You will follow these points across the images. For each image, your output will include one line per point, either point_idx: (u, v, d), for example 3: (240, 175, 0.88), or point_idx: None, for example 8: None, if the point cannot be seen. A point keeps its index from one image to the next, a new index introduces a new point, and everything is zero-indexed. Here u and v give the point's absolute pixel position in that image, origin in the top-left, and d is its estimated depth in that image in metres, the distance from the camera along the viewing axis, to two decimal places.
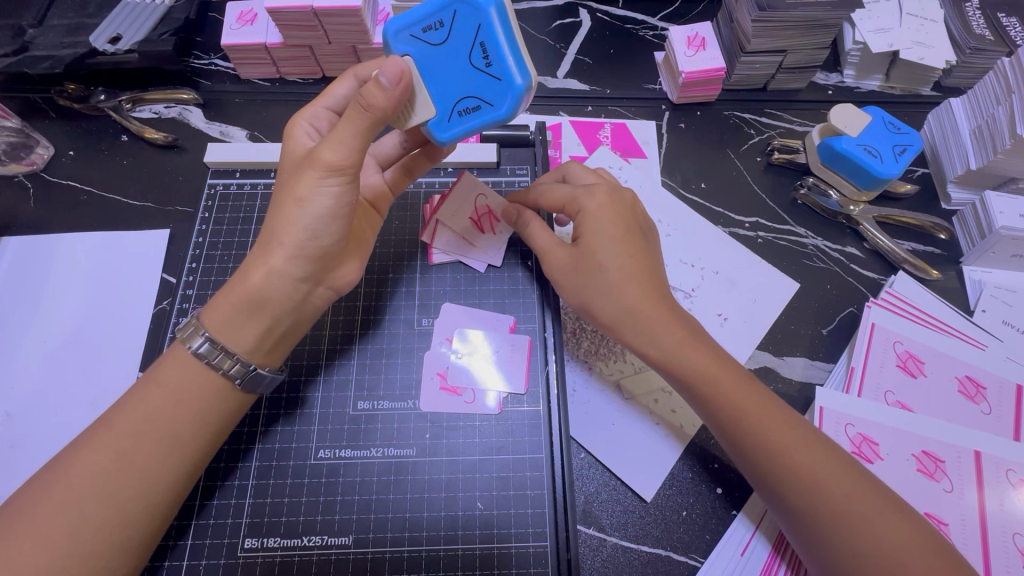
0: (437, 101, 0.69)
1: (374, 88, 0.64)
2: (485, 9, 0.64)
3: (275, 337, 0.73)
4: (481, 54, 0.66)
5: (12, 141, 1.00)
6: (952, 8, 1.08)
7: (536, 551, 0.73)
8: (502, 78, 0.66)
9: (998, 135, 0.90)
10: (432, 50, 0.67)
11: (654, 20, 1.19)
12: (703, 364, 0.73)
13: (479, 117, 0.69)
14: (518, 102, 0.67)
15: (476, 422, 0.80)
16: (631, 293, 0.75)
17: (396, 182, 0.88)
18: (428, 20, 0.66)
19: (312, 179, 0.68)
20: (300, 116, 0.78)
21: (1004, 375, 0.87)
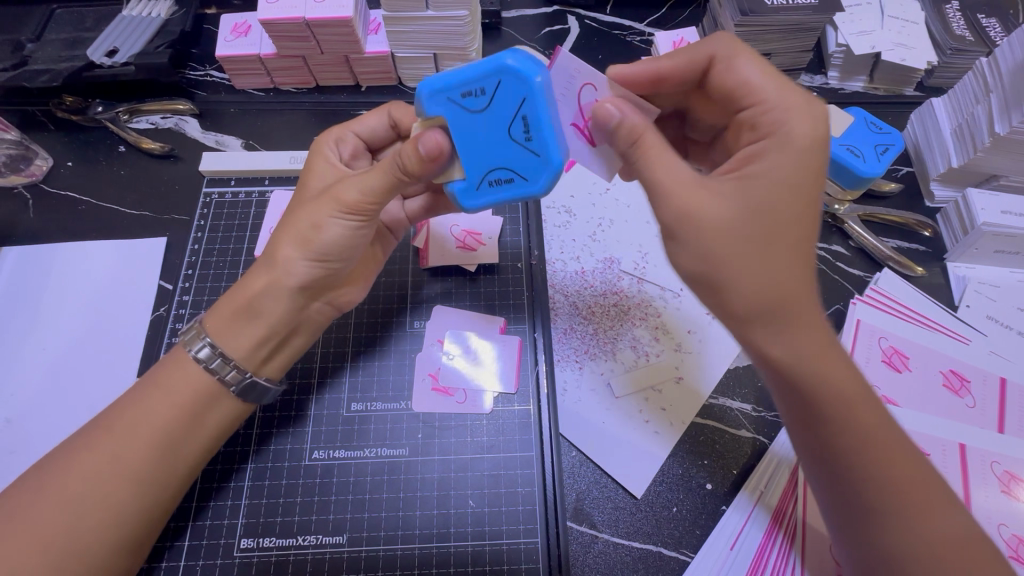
0: (468, 169, 0.65)
1: (409, 154, 0.62)
2: (533, 84, 0.60)
3: (274, 346, 0.74)
4: (522, 127, 0.62)
5: (12, 152, 1.03)
6: (932, 10, 1.10)
7: (527, 547, 0.75)
8: (542, 154, 0.62)
9: (977, 134, 0.92)
10: (468, 116, 0.63)
11: (642, 26, 1.21)
12: (843, 382, 0.61)
13: (510, 189, 0.66)
14: (555, 179, 0.64)
15: (469, 420, 0.82)
16: (790, 279, 0.59)
17: (416, 217, 0.89)
18: (470, 86, 0.61)
19: (329, 211, 0.70)
20: (325, 139, 0.81)
21: (988, 368, 0.88)
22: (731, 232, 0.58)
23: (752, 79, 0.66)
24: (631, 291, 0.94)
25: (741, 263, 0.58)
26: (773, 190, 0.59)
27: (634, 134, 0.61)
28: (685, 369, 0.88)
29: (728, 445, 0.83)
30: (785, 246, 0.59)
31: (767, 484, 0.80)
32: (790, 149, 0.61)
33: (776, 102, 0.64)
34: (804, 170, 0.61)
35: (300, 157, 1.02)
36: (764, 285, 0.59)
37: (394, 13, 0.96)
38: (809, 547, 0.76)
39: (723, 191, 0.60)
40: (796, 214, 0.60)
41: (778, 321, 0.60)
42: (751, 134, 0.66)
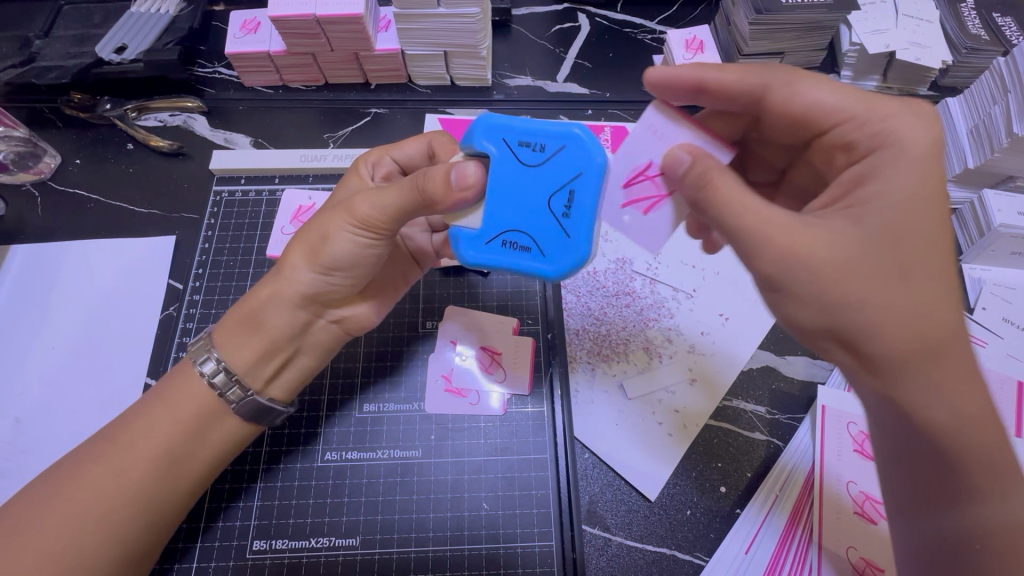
0: (486, 218, 0.63)
1: (435, 179, 0.60)
2: (594, 169, 0.60)
3: (277, 362, 0.73)
4: (563, 200, 0.60)
5: (20, 150, 1.03)
6: (947, 9, 1.09)
7: (542, 550, 0.74)
8: (572, 237, 0.60)
9: (995, 134, 0.91)
10: (516, 165, 0.62)
11: (653, 24, 1.20)
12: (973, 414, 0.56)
13: (522, 258, 0.62)
14: (571, 268, 0.61)
15: (482, 422, 0.81)
16: (928, 314, 0.54)
17: (442, 249, 0.84)
18: (533, 139, 0.61)
19: (342, 223, 0.68)
20: (367, 158, 0.82)
21: (1005, 371, 0.88)
22: (850, 271, 0.53)
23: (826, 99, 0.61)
24: (643, 293, 0.93)
25: (871, 299, 0.53)
26: (894, 212, 0.55)
27: (705, 175, 0.55)
28: (699, 370, 0.87)
29: (742, 447, 0.82)
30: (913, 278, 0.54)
31: (783, 487, 0.79)
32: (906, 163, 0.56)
33: (866, 114, 0.59)
34: (923, 200, 0.55)
35: (310, 155, 1.01)
36: (890, 323, 0.54)
37: (405, 11, 0.95)
38: (828, 551, 0.75)
39: (829, 224, 0.55)
40: (916, 243, 0.54)
41: (913, 369, 0.55)
42: (846, 156, 0.61)
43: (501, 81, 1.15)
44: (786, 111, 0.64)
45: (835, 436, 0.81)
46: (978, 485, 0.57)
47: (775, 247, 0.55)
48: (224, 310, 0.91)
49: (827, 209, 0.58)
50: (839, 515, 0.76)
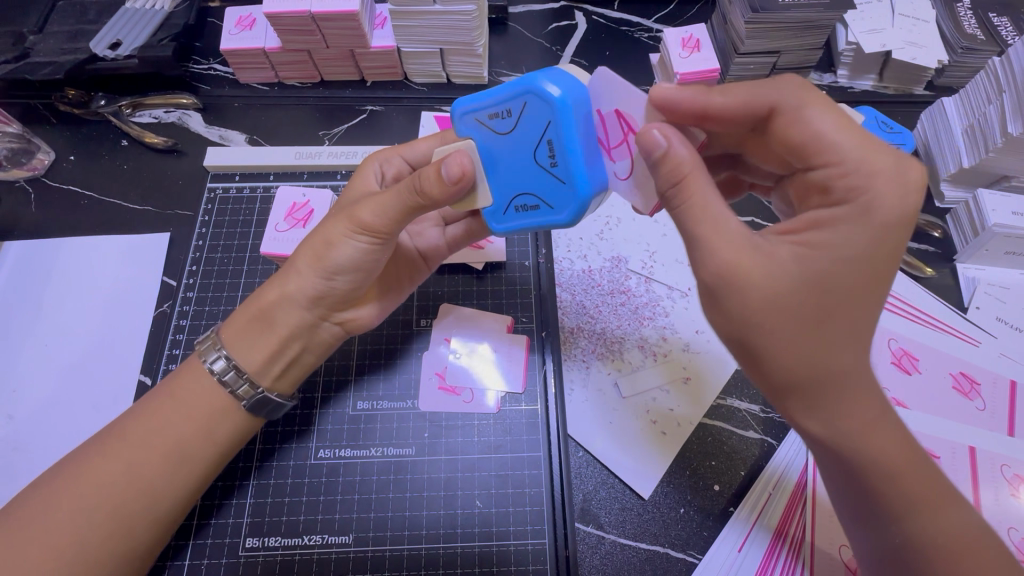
0: (496, 193, 0.67)
1: (429, 179, 0.61)
2: (559, 107, 0.57)
3: (285, 362, 0.73)
4: (546, 153, 0.60)
5: (13, 146, 1.02)
6: (944, 8, 1.09)
7: (535, 548, 0.74)
8: (567, 182, 0.60)
9: (989, 134, 0.91)
10: (497, 136, 0.63)
11: (650, 23, 1.20)
12: (889, 448, 0.57)
13: (538, 215, 0.64)
14: (580, 212, 0.61)
15: (475, 421, 0.81)
16: (844, 358, 0.55)
17: (454, 242, 0.86)
18: (498, 108, 0.61)
19: (344, 228, 0.68)
20: (375, 159, 0.82)
21: (998, 371, 0.88)
22: (780, 302, 0.53)
23: (827, 132, 0.54)
24: (638, 291, 0.93)
25: (785, 335, 0.54)
26: (837, 263, 0.53)
27: (678, 174, 0.54)
28: (693, 369, 0.87)
29: (736, 446, 0.82)
30: (841, 323, 0.54)
31: (776, 485, 0.80)
32: (869, 219, 0.53)
33: (856, 164, 0.54)
34: (877, 249, 0.54)
35: (305, 153, 1.01)
36: (810, 358, 0.55)
37: (401, 8, 0.95)
38: (819, 549, 0.76)
39: (774, 254, 0.54)
40: (856, 284, 0.54)
41: (822, 395, 0.56)
42: (821, 199, 0.57)
43: (497, 79, 1.14)
44: (785, 139, 0.57)
45: None
46: (890, 510, 0.58)
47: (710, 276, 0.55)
48: (217, 307, 0.91)
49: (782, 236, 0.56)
50: (830, 514, 0.77)
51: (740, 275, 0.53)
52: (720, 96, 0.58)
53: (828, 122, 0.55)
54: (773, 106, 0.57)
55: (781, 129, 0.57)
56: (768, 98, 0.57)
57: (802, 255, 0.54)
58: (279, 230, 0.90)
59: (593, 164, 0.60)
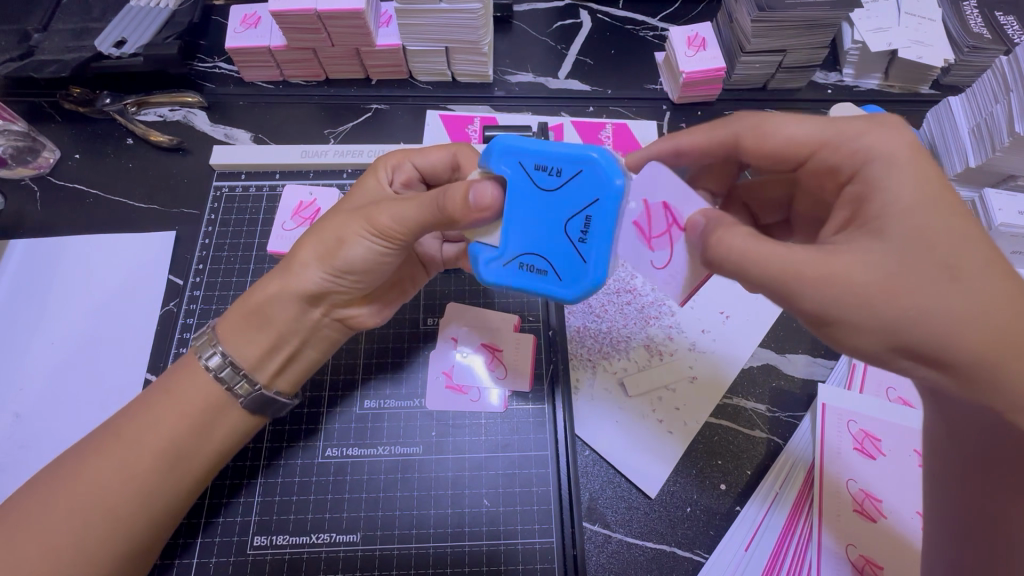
0: (504, 240, 0.63)
1: (456, 198, 0.60)
2: (613, 197, 0.58)
3: (282, 357, 0.72)
4: (580, 225, 0.59)
5: (18, 145, 1.01)
6: (950, 8, 1.09)
7: (542, 547, 0.74)
8: (588, 263, 0.60)
9: (996, 133, 0.91)
10: (531, 189, 0.61)
11: (655, 21, 1.20)
12: None
13: (541, 280, 0.62)
14: (591, 289, 0.60)
15: (482, 419, 0.81)
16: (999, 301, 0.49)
17: (451, 260, 0.84)
18: (547, 161, 0.59)
19: (359, 228, 0.68)
20: (389, 159, 0.80)
21: None
22: (897, 288, 0.49)
23: (796, 133, 0.61)
24: (644, 291, 0.93)
25: (931, 308, 0.49)
26: (916, 217, 0.51)
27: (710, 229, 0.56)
28: (699, 369, 0.87)
29: (742, 445, 0.82)
30: (968, 262, 0.50)
31: (783, 482, 0.80)
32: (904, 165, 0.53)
33: (839, 135, 0.58)
34: (928, 182, 0.52)
35: (310, 151, 1.01)
36: (976, 326, 0.49)
37: (407, 6, 0.95)
38: (828, 548, 0.75)
39: (862, 248, 0.51)
40: (946, 223, 0.51)
41: (996, 361, 0.49)
42: (837, 181, 0.59)
43: (502, 77, 1.14)
44: (761, 149, 0.64)
45: (836, 434, 0.81)
46: None
47: (817, 303, 0.51)
48: (224, 305, 0.91)
49: (844, 232, 0.55)
50: (839, 513, 0.77)
51: (845, 277, 0.50)
52: (687, 134, 0.68)
53: (794, 127, 0.61)
54: (732, 138, 0.65)
55: (754, 144, 0.64)
56: (725, 130, 0.66)
57: (881, 236, 0.51)
58: (286, 230, 0.90)
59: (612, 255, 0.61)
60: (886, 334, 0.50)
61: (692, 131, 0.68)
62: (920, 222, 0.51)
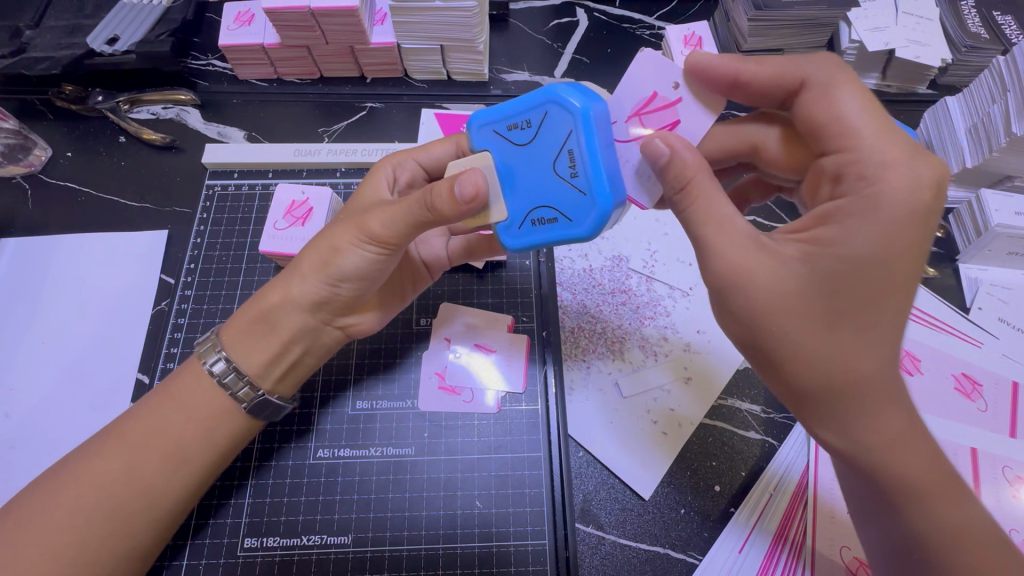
0: (513, 204, 0.64)
1: (443, 195, 0.59)
2: (583, 117, 0.59)
3: (287, 362, 0.72)
4: (567, 163, 0.60)
5: (10, 142, 1.01)
6: (948, 7, 1.08)
7: (535, 549, 0.74)
8: (588, 192, 0.59)
9: (993, 134, 0.91)
10: (512, 148, 0.64)
11: (651, 19, 1.19)
12: (914, 464, 0.55)
13: (554, 229, 0.62)
14: (601, 222, 0.60)
15: (476, 420, 0.81)
16: (858, 358, 0.54)
17: (456, 256, 0.86)
18: (517, 119, 0.62)
19: (351, 237, 0.67)
20: (386, 161, 0.79)
21: (1000, 371, 0.88)
22: (782, 301, 0.55)
23: (849, 116, 0.55)
24: (639, 291, 0.93)
25: (794, 331, 0.55)
26: (845, 260, 0.53)
27: (682, 179, 0.58)
28: (694, 370, 0.86)
29: (736, 447, 0.82)
30: (856, 319, 0.54)
31: (777, 486, 0.79)
32: (879, 216, 0.53)
33: (869, 154, 0.54)
34: (887, 242, 0.53)
35: (304, 149, 1.00)
36: (822, 363, 0.55)
37: (402, 4, 0.94)
38: (819, 553, 0.75)
39: (780, 254, 0.56)
40: (872, 285, 0.53)
41: (824, 399, 0.56)
42: (833, 187, 0.56)
43: (498, 76, 1.14)
44: (810, 116, 0.58)
45: None
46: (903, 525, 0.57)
47: (713, 277, 0.57)
48: (216, 305, 0.90)
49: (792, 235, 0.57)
50: (831, 517, 0.77)
51: (742, 271, 0.56)
52: (755, 65, 0.61)
53: (852, 106, 0.55)
54: (803, 81, 0.59)
55: (807, 104, 0.58)
56: (799, 73, 0.59)
57: (807, 253, 0.55)
58: (278, 229, 0.88)
59: (613, 175, 0.60)
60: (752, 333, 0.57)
61: (763, 62, 0.61)
62: (846, 269, 0.53)
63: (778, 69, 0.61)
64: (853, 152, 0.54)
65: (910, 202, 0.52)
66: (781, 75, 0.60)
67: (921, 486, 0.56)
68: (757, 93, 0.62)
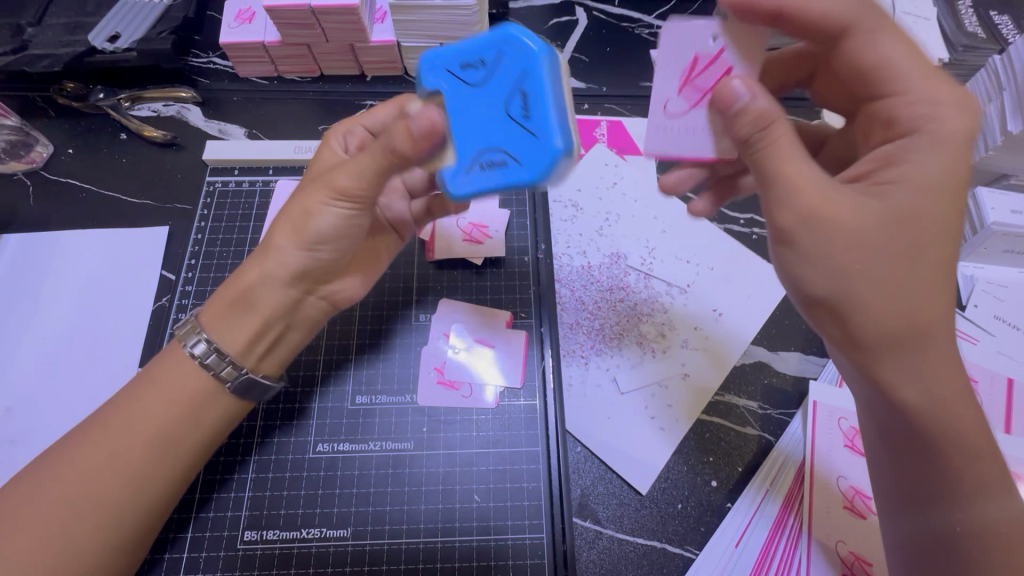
0: (462, 146, 0.63)
1: (401, 135, 0.59)
2: (536, 58, 0.59)
3: (268, 341, 0.72)
4: (519, 105, 0.59)
5: (13, 139, 1.02)
6: (945, 7, 1.09)
7: (532, 542, 0.74)
8: (538, 134, 0.58)
9: (989, 133, 0.91)
10: (465, 89, 0.63)
11: (650, 19, 1.20)
12: (965, 409, 0.59)
13: (503, 173, 0.61)
14: (551, 163, 0.58)
15: (473, 415, 0.81)
16: (921, 300, 0.57)
17: (420, 216, 0.87)
18: (471, 57, 0.63)
19: (321, 196, 0.69)
20: (336, 133, 0.83)
21: (994, 368, 0.88)
22: (869, 238, 0.56)
23: (895, 58, 0.62)
24: (637, 287, 0.93)
25: (873, 271, 0.56)
26: (914, 194, 0.57)
27: (764, 121, 0.57)
28: (691, 366, 0.87)
29: (733, 442, 0.83)
30: (924, 258, 0.57)
31: (773, 482, 0.80)
32: (939, 148, 0.58)
33: (924, 95, 0.60)
34: (946, 175, 0.58)
35: (304, 147, 1.01)
36: (894, 305, 0.57)
37: (401, 2, 0.94)
38: (818, 547, 0.75)
39: (855, 199, 0.58)
40: (936, 221, 0.57)
41: (891, 342, 0.58)
42: (887, 130, 0.63)
43: None
44: (856, 63, 0.64)
45: (826, 431, 0.82)
46: (958, 484, 0.59)
47: (791, 220, 0.58)
48: None
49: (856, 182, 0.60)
50: (829, 509, 0.77)
51: (825, 215, 0.57)
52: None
53: (899, 52, 0.62)
54: (847, 27, 0.63)
55: (853, 51, 0.64)
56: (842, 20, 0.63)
57: (878, 196, 0.58)
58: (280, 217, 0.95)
59: (565, 119, 0.59)
60: (829, 280, 0.58)
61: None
62: (912, 204, 0.57)
63: (827, 7, 0.63)
64: (907, 93, 0.61)
65: (963, 138, 0.58)
66: (829, 14, 0.63)
67: (970, 434, 0.59)
68: (805, 26, 0.64)
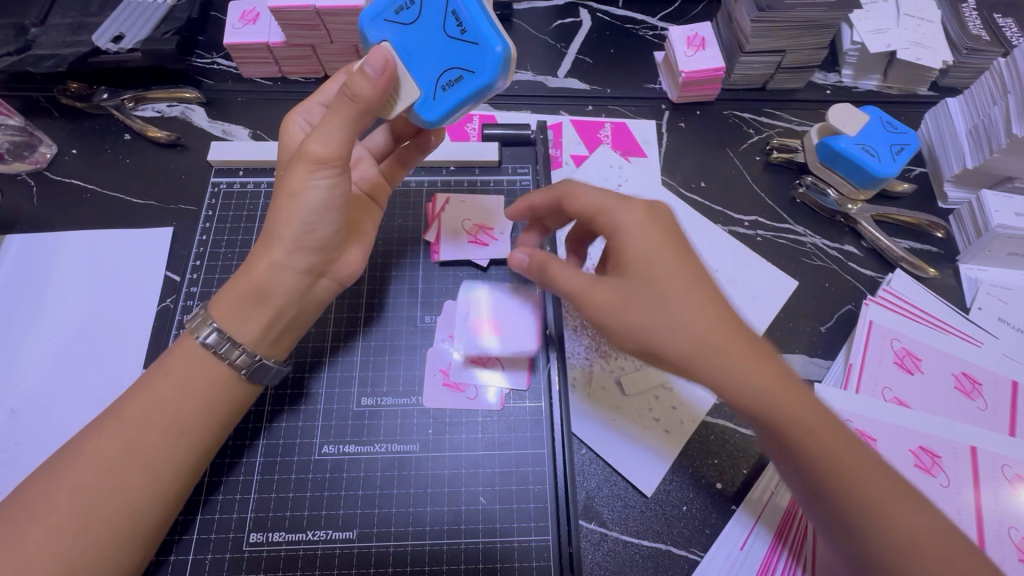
0: (421, 78, 0.67)
1: (360, 77, 0.63)
2: None
3: (280, 330, 0.73)
4: (455, 22, 0.65)
5: (15, 139, 1.02)
6: (949, 9, 1.09)
7: (538, 545, 0.74)
8: (479, 41, 0.64)
9: (993, 136, 0.92)
10: (405, 29, 0.68)
11: (654, 20, 1.20)
12: (827, 438, 0.58)
13: (463, 88, 0.66)
14: (501, 65, 0.65)
15: (479, 417, 0.81)
16: (669, 330, 0.59)
17: (391, 173, 0.88)
18: (399, 1, 0.68)
19: (302, 173, 0.67)
20: (296, 111, 0.81)
21: (999, 371, 0.88)
22: (620, 304, 0.62)
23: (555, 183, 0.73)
24: None
25: (661, 324, 0.60)
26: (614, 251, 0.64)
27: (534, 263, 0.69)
28: None
29: (738, 444, 0.83)
30: (674, 295, 0.60)
31: (778, 484, 0.79)
32: (629, 226, 0.63)
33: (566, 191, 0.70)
34: (649, 238, 0.62)
35: None
36: (688, 335, 0.59)
37: None
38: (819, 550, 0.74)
39: (580, 277, 0.65)
40: (653, 272, 0.61)
41: (718, 367, 0.58)
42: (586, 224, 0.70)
43: None
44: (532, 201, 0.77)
45: None
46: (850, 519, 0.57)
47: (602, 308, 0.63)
48: None
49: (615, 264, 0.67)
50: None
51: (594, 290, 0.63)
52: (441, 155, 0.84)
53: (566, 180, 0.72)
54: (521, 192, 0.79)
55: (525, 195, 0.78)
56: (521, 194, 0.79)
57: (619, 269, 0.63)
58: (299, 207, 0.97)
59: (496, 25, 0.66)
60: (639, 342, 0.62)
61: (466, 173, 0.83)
62: (648, 261, 0.61)
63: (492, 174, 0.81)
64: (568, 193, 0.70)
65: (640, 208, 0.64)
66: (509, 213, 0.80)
67: (833, 462, 0.58)
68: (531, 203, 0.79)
